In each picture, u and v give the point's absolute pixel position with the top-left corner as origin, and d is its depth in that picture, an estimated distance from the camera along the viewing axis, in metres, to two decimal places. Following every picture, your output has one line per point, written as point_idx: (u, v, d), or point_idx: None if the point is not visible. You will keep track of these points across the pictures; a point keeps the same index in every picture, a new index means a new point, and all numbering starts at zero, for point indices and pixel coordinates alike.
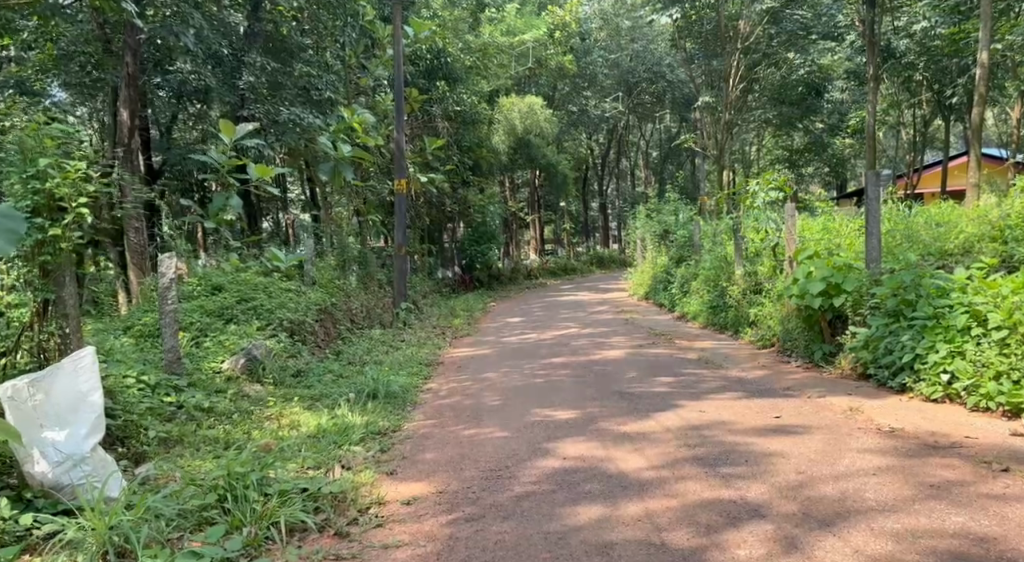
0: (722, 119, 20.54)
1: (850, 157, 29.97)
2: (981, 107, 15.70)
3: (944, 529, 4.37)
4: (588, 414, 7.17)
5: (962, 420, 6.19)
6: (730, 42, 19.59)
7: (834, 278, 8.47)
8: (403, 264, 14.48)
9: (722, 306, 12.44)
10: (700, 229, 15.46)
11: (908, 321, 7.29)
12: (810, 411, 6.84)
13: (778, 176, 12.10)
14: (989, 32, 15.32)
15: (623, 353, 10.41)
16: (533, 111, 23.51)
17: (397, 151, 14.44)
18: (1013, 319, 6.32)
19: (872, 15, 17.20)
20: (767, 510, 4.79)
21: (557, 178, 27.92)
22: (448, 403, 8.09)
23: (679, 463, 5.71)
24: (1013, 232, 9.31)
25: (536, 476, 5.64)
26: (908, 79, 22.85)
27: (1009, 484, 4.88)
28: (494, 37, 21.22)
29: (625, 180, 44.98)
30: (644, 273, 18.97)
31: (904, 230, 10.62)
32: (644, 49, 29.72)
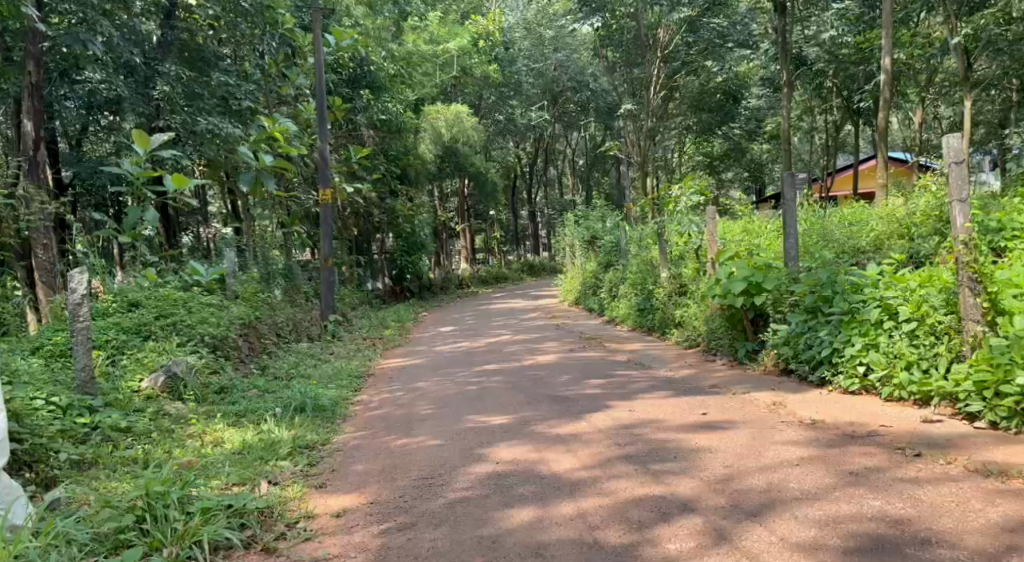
0: (645, 127, 20.91)
1: (768, 162, 30.89)
2: (886, 111, 16.38)
3: (863, 514, 4.52)
4: (520, 418, 7.18)
5: (878, 411, 6.40)
6: (649, 49, 19.99)
7: (754, 277, 8.71)
8: (331, 274, 14.22)
9: (650, 308, 12.63)
10: (626, 235, 15.68)
11: (826, 317, 7.55)
12: (736, 406, 7.01)
13: (698, 181, 12.37)
14: (891, 41, 16.01)
15: (555, 358, 10.45)
16: (459, 119, 23.49)
17: (320, 160, 14.14)
18: (921, 311, 6.57)
19: (783, 25, 17.80)
20: (696, 503, 4.87)
21: (486, 187, 27.97)
22: (379, 413, 7.98)
23: (611, 462, 5.76)
24: (920, 229, 9.71)
25: (470, 482, 5.60)
26: (820, 85, 23.63)
27: (922, 468, 5.09)
28: (419, 46, 21.17)
29: (554, 187, 45.33)
30: (573, 279, 19.12)
31: (821, 232, 11.03)
32: (569, 57, 29.59)
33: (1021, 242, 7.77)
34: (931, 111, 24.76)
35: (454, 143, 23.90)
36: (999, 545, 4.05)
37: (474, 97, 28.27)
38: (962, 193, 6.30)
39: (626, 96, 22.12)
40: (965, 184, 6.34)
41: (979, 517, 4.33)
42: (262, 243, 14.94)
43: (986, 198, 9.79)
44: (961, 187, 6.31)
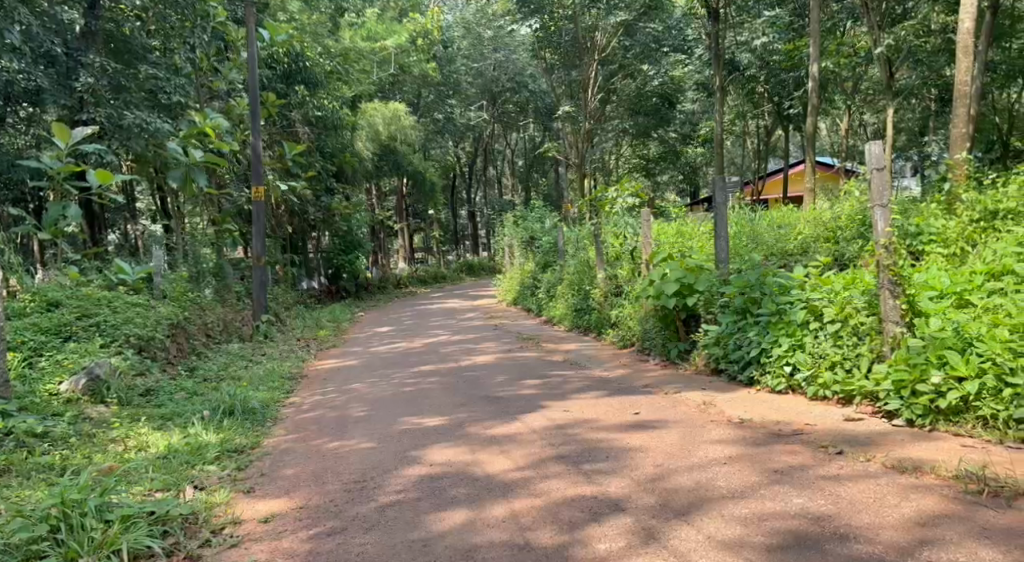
0: (582, 129, 21.10)
1: (702, 165, 31.59)
2: (814, 117, 16.84)
3: (787, 511, 4.64)
4: (455, 419, 7.15)
5: (803, 410, 6.59)
6: (588, 52, 19.90)
7: (686, 279, 8.85)
8: (263, 273, 13.94)
9: (586, 308, 12.75)
10: (564, 235, 15.78)
11: (754, 318, 7.73)
12: (667, 406, 7.12)
13: (632, 183, 12.39)
14: (818, 49, 16.54)
15: (491, 358, 10.44)
16: (397, 117, 23.30)
17: (253, 157, 13.80)
18: (845, 313, 6.77)
19: (717, 30, 17.97)
20: (626, 503, 4.93)
21: (425, 186, 27.84)
22: (312, 416, 7.85)
23: (545, 462, 5.78)
24: (844, 232, 10.07)
25: (402, 484, 5.55)
26: (751, 91, 24.21)
27: (843, 465, 5.25)
28: (355, 43, 20.95)
29: (493, 187, 45.30)
30: (511, 279, 19.18)
31: (751, 234, 11.38)
32: (507, 58, 29.55)
33: (938, 247, 8.10)
34: (856, 118, 25.66)
35: (393, 142, 23.72)
36: (913, 538, 4.21)
37: (413, 95, 28.07)
38: (883, 199, 6.50)
39: (564, 97, 22.61)
40: (887, 189, 6.55)
41: (895, 512, 4.49)
42: (192, 240, 14.54)
43: (906, 203, 10.21)
44: (882, 193, 6.51)
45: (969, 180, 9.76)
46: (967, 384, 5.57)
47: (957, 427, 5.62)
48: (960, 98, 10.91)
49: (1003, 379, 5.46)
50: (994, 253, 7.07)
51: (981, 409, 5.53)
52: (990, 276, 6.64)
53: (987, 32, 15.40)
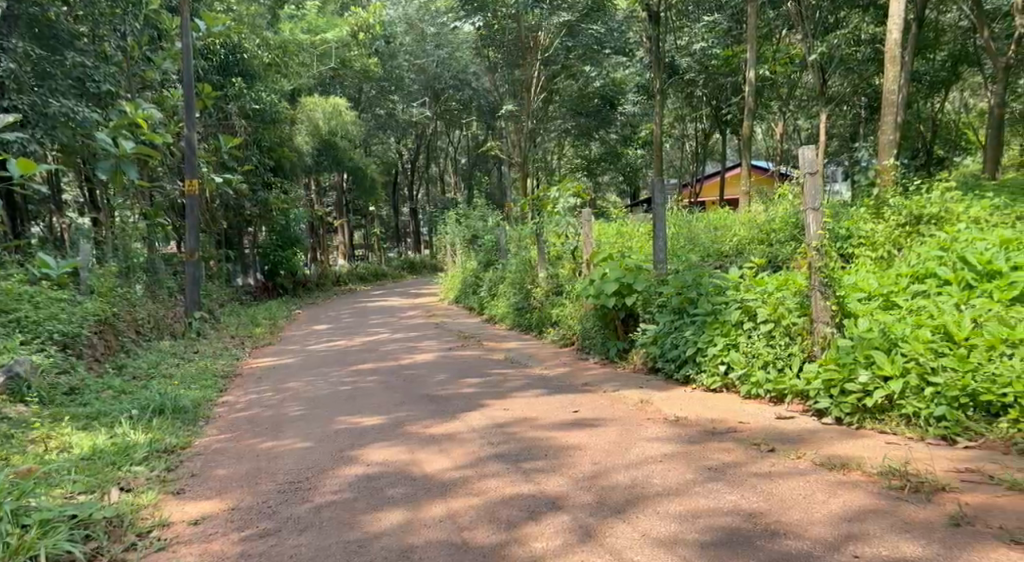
0: (525, 128, 21.26)
1: (643, 167, 31.89)
2: (750, 122, 17.10)
3: (720, 508, 4.72)
4: (393, 419, 7.07)
5: (736, 408, 6.72)
6: (531, 51, 20.55)
7: (625, 279, 8.91)
8: (196, 269, 13.55)
9: (527, 307, 12.78)
10: (505, 235, 15.80)
11: (690, 317, 7.85)
12: (605, 404, 7.18)
13: (574, 183, 12.36)
14: (756, 53, 16.80)
15: (431, 357, 10.35)
16: (338, 112, 22.97)
17: (186, 148, 13.39)
18: (778, 313, 6.92)
19: (656, 33, 17.96)
20: (564, 502, 4.94)
21: (365, 182, 27.55)
22: (245, 415, 7.66)
23: (483, 461, 5.76)
24: (778, 235, 10.34)
25: (338, 485, 5.46)
26: (690, 95, 24.62)
27: (774, 463, 5.38)
28: (294, 35, 20.48)
29: (435, 184, 45.00)
30: (452, 278, 19.12)
31: (688, 235, 11.60)
32: (450, 56, 29.12)
33: (867, 251, 8.35)
34: (790, 124, 26.32)
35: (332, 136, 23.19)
36: (839, 533, 4.33)
37: (353, 90, 27.86)
38: (815, 202, 6.68)
39: (506, 96, 22.53)
40: (819, 193, 6.72)
41: (822, 508, 4.61)
42: (122, 234, 14.05)
43: (837, 207, 10.55)
44: (813, 196, 6.69)
45: (896, 185, 10.10)
46: (892, 383, 5.75)
47: (883, 425, 5.79)
48: (887, 107, 11.29)
49: (926, 379, 5.65)
50: (919, 257, 7.35)
51: (905, 407, 5.70)
52: (914, 279, 6.92)
53: (913, 43, 16.04)
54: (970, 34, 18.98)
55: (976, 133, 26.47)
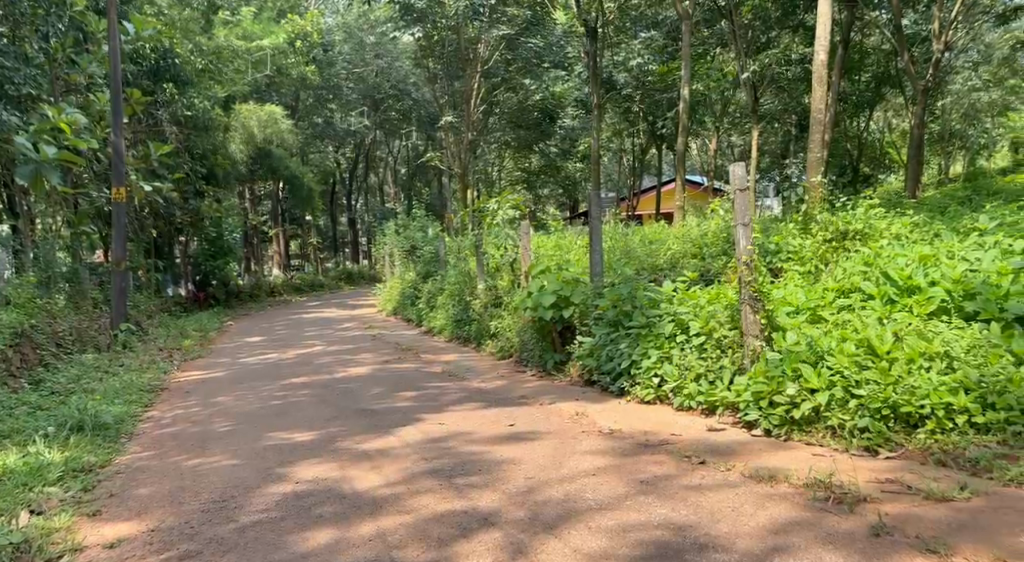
0: (465, 140, 21.23)
1: (581, 180, 32.21)
2: (685, 137, 17.31)
3: (650, 522, 4.74)
4: (326, 434, 6.92)
5: (669, 420, 6.79)
6: (471, 63, 20.53)
7: (562, 291, 8.93)
8: (122, 279, 13.08)
9: (465, 319, 12.72)
10: (445, 246, 15.70)
11: (625, 330, 7.92)
12: (541, 417, 7.16)
13: (513, 196, 12.40)
14: (691, 71, 17.02)
15: (367, 370, 10.19)
16: (273, 119, 22.55)
17: (114, 155, 12.94)
18: (709, 326, 7.04)
19: (594, 48, 18.13)
20: (497, 517, 4.90)
21: (301, 191, 26.96)
22: (171, 431, 7.41)
23: (416, 477, 5.67)
24: (710, 250, 10.55)
25: (265, 504, 5.30)
26: (628, 110, 24.96)
27: (705, 475, 5.44)
28: (230, 41, 20.08)
29: (375, 195, 44.57)
30: (391, 288, 18.93)
31: (624, 249, 11.74)
32: (389, 65, 28.34)
33: (795, 264, 8.58)
34: (723, 141, 26.94)
35: (267, 143, 23.06)
36: (766, 546, 4.38)
37: (290, 98, 27.51)
38: (745, 218, 6.77)
39: (446, 107, 22.41)
40: (749, 209, 6.83)
41: (750, 521, 4.68)
42: (43, 244, 13.47)
43: (768, 223, 10.82)
44: (743, 212, 6.80)
45: (823, 202, 10.40)
46: (819, 396, 5.87)
47: (810, 437, 5.90)
48: (816, 126, 11.62)
49: (850, 391, 5.79)
50: (844, 271, 7.61)
51: (830, 419, 5.81)
52: (840, 294, 7.15)
53: (840, 64, 16.61)
54: (893, 58, 19.77)
55: (898, 152, 27.64)
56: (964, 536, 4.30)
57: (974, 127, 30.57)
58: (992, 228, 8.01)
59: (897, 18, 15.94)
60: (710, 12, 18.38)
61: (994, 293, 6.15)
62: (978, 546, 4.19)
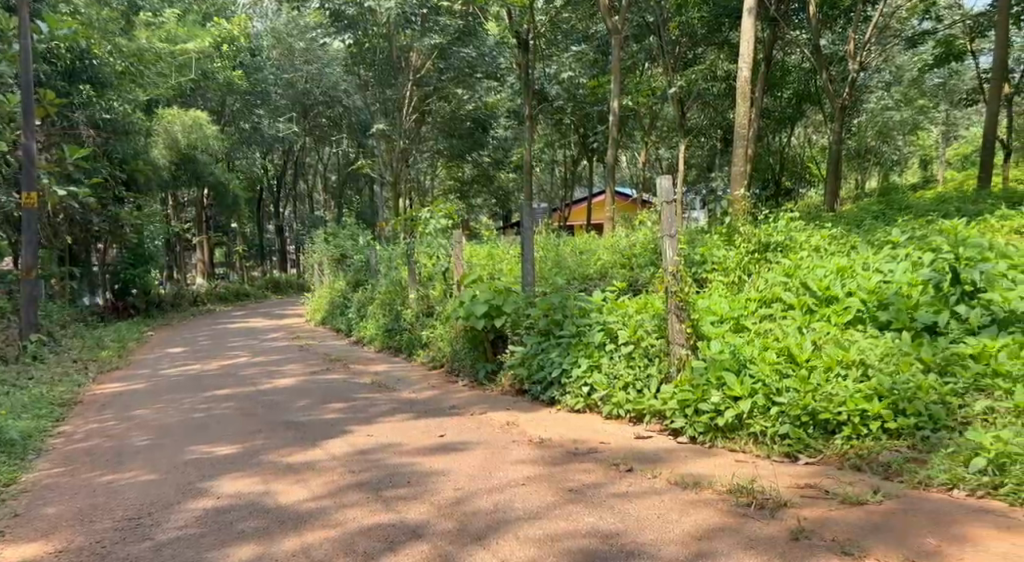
0: (397, 147, 21.11)
1: (514, 191, 32.36)
2: (615, 149, 17.52)
3: (578, 530, 4.76)
4: (250, 447, 6.74)
5: (598, 428, 6.86)
6: (403, 72, 20.54)
7: (495, 301, 8.88)
8: (32, 288, 12.45)
9: (397, 329, 12.60)
10: (376, 254, 15.52)
11: (556, 339, 7.97)
12: (471, 427, 7.13)
13: (445, 206, 12.33)
14: (620, 84, 17.29)
15: (294, 381, 9.96)
16: (199, 125, 21.98)
17: (25, 158, 12.29)
18: (637, 335, 7.15)
19: (526, 60, 18.41)
20: (425, 529, 4.85)
21: (226, 198, 26.87)
22: (84, 447, 7.09)
23: (343, 490, 5.57)
24: (639, 259, 10.76)
25: (184, 520, 5.12)
26: (558, 121, 25.24)
27: (633, 482, 5.50)
28: (153, 42, 19.42)
29: (304, 202, 43.84)
30: (320, 298, 18.60)
31: (556, 259, 11.86)
32: (320, 71, 28.25)
33: (719, 274, 8.82)
34: (652, 153, 27.55)
35: (192, 149, 22.42)
36: (690, 552, 4.45)
37: (216, 104, 26.76)
38: (671, 229, 6.88)
39: (377, 115, 22.27)
40: (675, 221, 6.94)
41: (676, 527, 4.74)
42: None
43: (695, 234, 11.07)
44: (670, 224, 6.91)
45: (746, 214, 10.73)
46: (742, 403, 6.00)
47: (733, 443, 6.03)
48: (741, 140, 11.97)
49: (772, 399, 5.95)
50: (767, 282, 7.86)
51: (753, 426, 5.95)
52: (762, 303, 7.38)
53: (762, 80, 17.18)
54: (813, 75, 20.53)
55: (818, 167, 28.69)
56: (876, 538, 4.45)
57: (888, 145, 31.95)
58: (903, 241, 8.36)
59: (816, 37, 16.52)
60: (639, 27, 18.68)
61: (906, 304, 6.42)
62: (889, 548, 4.34)
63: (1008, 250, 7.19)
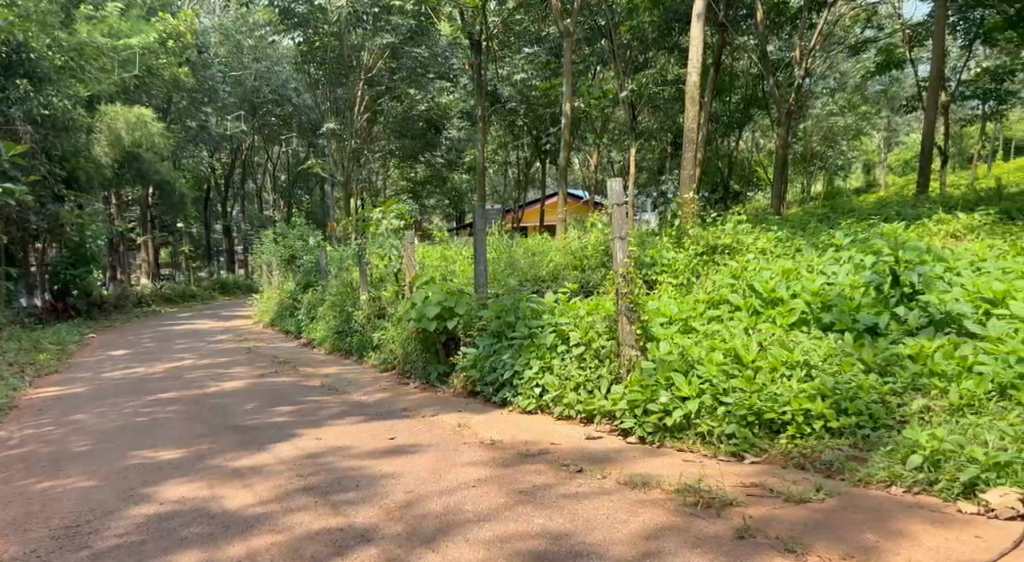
0: (349, 148, 20.86)
1: (467, 192, 32.30)
2: (567, 152, 17.53)
3: (528, 531, 4.77)
4: (195, 452, 6.59)
5: (549, 429, 6.89)
6: (355, 71, 20.37)
7: (447, 302, 8.81)
8: None
9: (348, 330, 12.45)
10: (327, 255, 15.32)
11: (508, 340, 7.96)
12: (423, 429, 7.09)
13: (398, 206, 12.22)
14: (572, 87, 17.32)
15: (242, 384, 9.77)
16: (143, 123, 21.52)
17: None
18: (588, 336, 7.20)
19: (479, 61, 18.33)
20: (374, 533, 4.81)
21: (172, 197, 26.22)
22: (20, 453, 6.86)
23: (291, 494, 5.49)
24: (590, 261, 10.82)
25: (125, 527, 4.99)
26: (511, 123, 25.28)
27: (583, 483, 5.53)
28: (95, 37, 18.92)
29: (251, 201, 43.14)
30: (269, 299, 18.30)
31: (508, 260, 11.87)
32: (269, 69, 28.06)
33: (669, 276, 8.91)
34: (604, 156, 27.78)
35: (136, 147, 21.87)
36: (638, 552, 4.49)
37: (161, 100, 26.18)
38: (621, 231, 6.93)
39: (329, 114, 21.97)
40: (625, 223, 7.00)
41: (624, 527, 4.78)
42: None
43: (646, 236, 11.18)
44: (621, 227, 6.96)
45: (695, 217, 10.86)
46: (689, 403, 6.08)
47: (682, 443, 6.10)
48: (690, 144, 12.14)
49: (718, 399, 6.04)
50: (714, 284, 7.98)
51: (700, 426, 6.03)
52: (710, 304, 7.49)
53: (711, 85, 17.43)
54: (760, 81, 20.94)
55: (765, 171, 29.27)
56: (818, 535, 4.54)
57: (833, 150, 32.72)
58: (846, 244, 8.58)
59: (764, 43, 16.83)
60: (591, 30, 18.79)
61: (848, 305, 6.59)
62: (830, 544, 4.44)
63: (944, 253, 7.44)
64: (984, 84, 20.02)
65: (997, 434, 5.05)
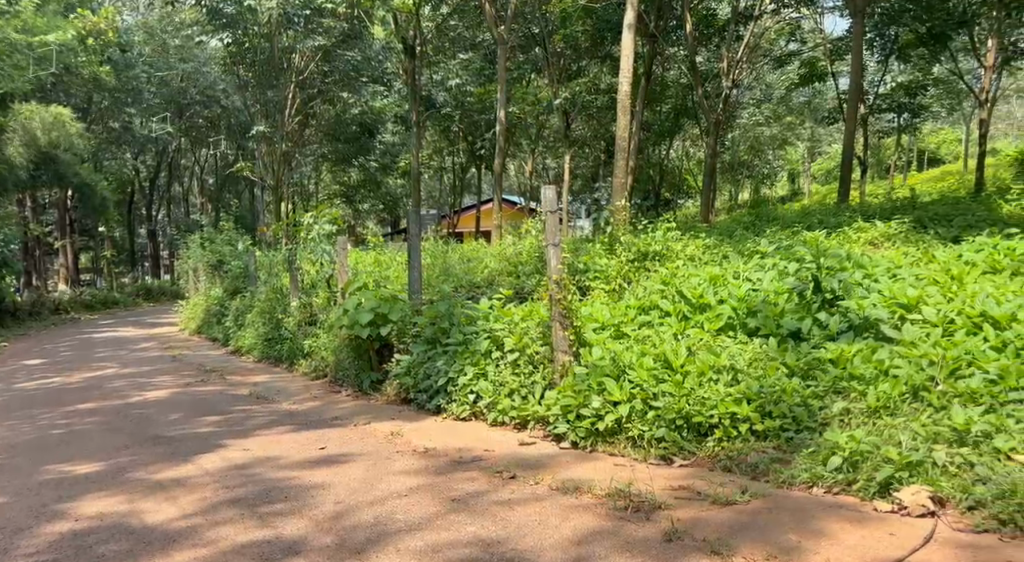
0: (279, 150, 20.39)
1: (401, 197, 32.04)
2: (502, 158, 17.36)
3: (459, 539, 4.75)
4: (115, 465, 6.36)
5: (482, 435, 6.88)
6: (285, 72, 19.67)
7: (380, 308, 8.67)
8: None
9: (278, 338, 12.18)
10: (256, 260, 14.97)
11: (442, 346, 7.92)
12: (354, 438, 6.98)
13: (330, 210, 12.01)
14: (505, 94, 17.33)
15: (165, 393, 9.47)
16: (62, 122, 20.66)
17: None
18: (522, 342, 7.22)
19: (412, 64, 18.15)
20: (303, 545, 4.72)
21: (92, 200, 25.24)
22: None
23: (216, 507, 5.34)
24: (525, 267, 10.82)
25: (36, 545, 4.76)
26: (446, 129, 25.31)
27: (516, 489, 5.54)
28: (8, 32, 17.74)
29: (176, 204, 41.92)
30: (194, 306, 17.79)
31: (442, 267, 11.81)
32: (197, 69, 26.42)
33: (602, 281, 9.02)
34: (538, 162, 27.99)
35: (53, 148, 21.03)
36: (568, 557, 4.52)
37: (82, 100, 25.36)
38: (554, 238, 6.96)
39: (258, 116, 21.24)
40: (558, 231, 7.04)
41: (555, 533, 4.80)
42: None
43: (579, 243, 11.27)
44: (554, 234, 7.00)
45: (626, 223, 11.04)
46: (620, 408, 6.16)
47: (613, 447, 6.18)
48: (622, 152, 12.37)
49: (649, 403, 6.12)
50: (645, 290, 8.11)
51: (631, 430, 6.11)
52: (640, 310, 7.61)
53: (643, 94, 17.69)
54: (690, 91, 21.42)
55: (694, 178, 29.97)
56: (744, 536, 4.65)
57: (759, 159, 33.67)
58: (771, 251, 8.85)
59: (693, 54, 17.19)
60: (525, 37, 18.89)
61: (773, 311, 6.79)
62: (754, 545, 4.54)
63: (863, 260, 7.73)
64: (899, 97, 20.95)
65: (909, 434, 5.25)
